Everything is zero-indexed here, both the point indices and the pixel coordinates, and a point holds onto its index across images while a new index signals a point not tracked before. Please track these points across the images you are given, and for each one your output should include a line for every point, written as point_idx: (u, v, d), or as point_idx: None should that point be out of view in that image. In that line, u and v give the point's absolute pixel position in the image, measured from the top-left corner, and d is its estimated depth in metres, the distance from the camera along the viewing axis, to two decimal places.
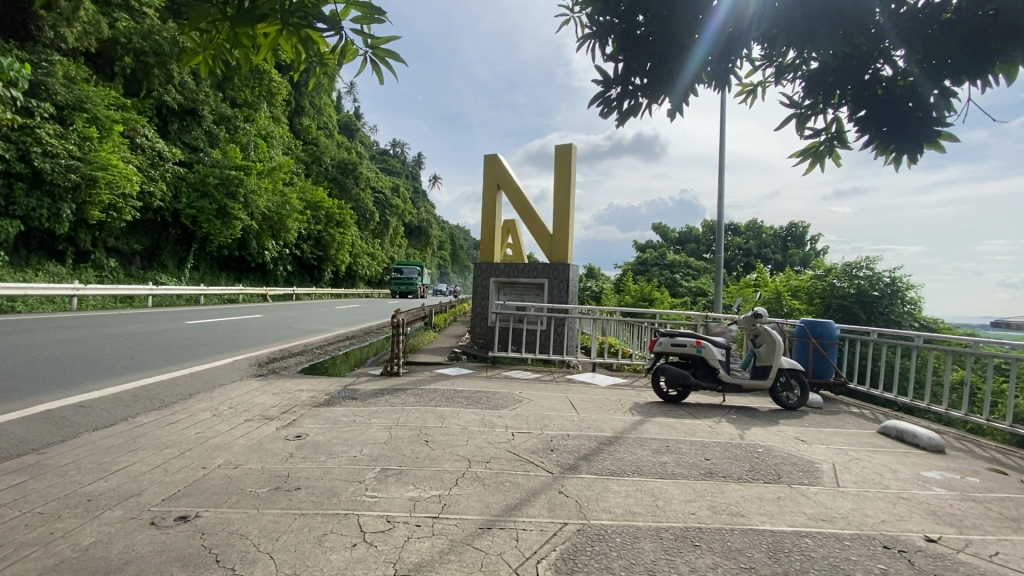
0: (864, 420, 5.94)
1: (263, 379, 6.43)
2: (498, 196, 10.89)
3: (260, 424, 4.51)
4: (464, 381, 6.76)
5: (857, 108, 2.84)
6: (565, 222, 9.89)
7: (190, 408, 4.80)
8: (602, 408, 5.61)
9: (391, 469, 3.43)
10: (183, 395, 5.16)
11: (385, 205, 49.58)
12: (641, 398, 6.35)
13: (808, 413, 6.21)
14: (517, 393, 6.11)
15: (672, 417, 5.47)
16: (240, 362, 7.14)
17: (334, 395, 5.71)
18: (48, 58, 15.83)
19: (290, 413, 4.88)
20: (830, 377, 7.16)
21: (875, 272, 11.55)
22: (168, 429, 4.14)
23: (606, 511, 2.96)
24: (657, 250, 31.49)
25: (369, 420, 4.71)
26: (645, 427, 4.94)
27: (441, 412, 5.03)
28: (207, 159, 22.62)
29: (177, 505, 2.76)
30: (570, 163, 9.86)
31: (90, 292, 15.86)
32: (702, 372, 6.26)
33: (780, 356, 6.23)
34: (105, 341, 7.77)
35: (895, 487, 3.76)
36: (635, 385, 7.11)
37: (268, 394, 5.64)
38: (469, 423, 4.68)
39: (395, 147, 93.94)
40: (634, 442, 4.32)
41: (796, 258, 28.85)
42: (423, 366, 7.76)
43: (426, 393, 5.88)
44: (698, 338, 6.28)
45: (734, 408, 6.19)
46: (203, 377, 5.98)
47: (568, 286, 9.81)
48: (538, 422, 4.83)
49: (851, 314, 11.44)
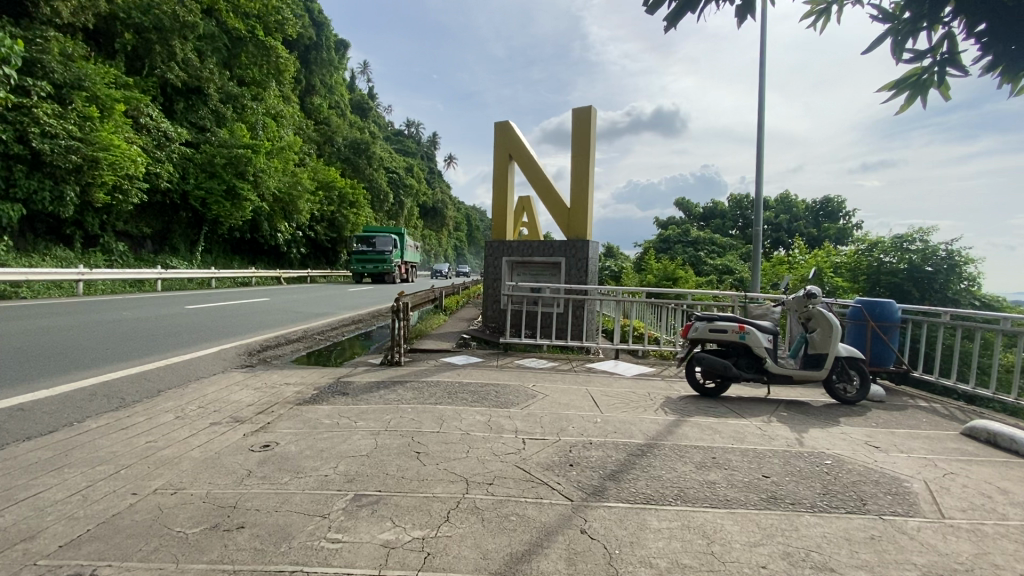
0: (942, 419, 5.00)
1: (248, 371, 5.81)
2: (511, 167, 9.99)
3: (227, 429, 3.86)
4: (471, 372, 6.02)
5: (973, 23, 2.02)
6: (584, 193, 8.98)
7: (152, 410, 4.20)
8: (629, 405, 4.82)
9: (367, 496, 2.70)
10: (150, 393, 4.59)
11: (400, 185, 48.66)
12: (674, 392, 5.53)
13: (871, 409, 5.31)
14: (530, 387, 5.36)
15: (713, 416, 4.65)
16: (227, 352, 6.54)
17: (322, 391, 5.03)
18: (41, 34, 15.42)
19: (265, 414, 4.21)
20: (890, 365, 6.22)
21: (930, 244, 10.32)
22: (115, 438, 3.53)
23: (644, 564, 2.19)
24: (680, 226, 30.20)
25: (354, 423, 4.00)
26: (682, 430, 4.14)
27: (440, 413, 4.30)
28: (214, 139, 22.08)
29: (71, 558, 2.10)
30: (589, 127, 8.89)
31: (97, 276, 15.62)
32: (746, 361, 5.39)
33: (837, 343, 5.33)
34: (88, 329, 7.24)
35: (1018, 518, 2.89)
36: (664, 376, 6.29)
37: (248, 390, 5.00)
38: (471, 427, 3.94)
39: (410, 127, 92.45)
40: (671, 453, 3.53)
41: (830, 233, 27.35)
42: (428, 354, 7.04)
43: (426, 387, 5.15)
44: (740, 323, 5.42)
45: (782, 403, 5.33)
46: (178, 371, 5.39)
47: (587, 265, 8.97)
48: (555, 424, 4.07)
49: (901, 291, 10.32)
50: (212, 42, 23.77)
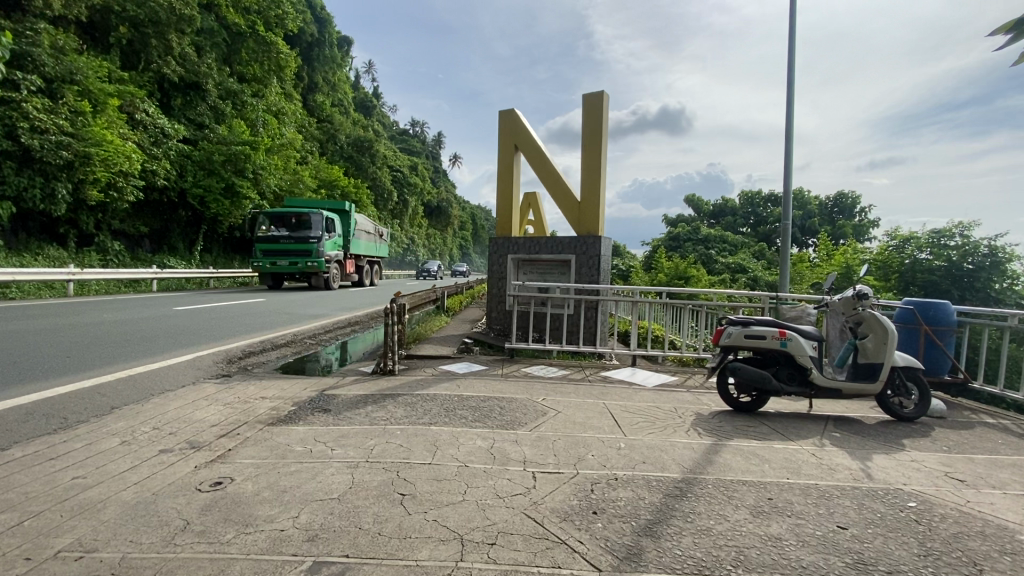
0: (1021, 441, 4.28)
1: (223, 382, 5.18)
2: (517, 158, 9.32)
3: (178, 458, 3.22)
4: (473, 382, 5.35)
5: None
6: (595, 186, 8.32)
7: (97, 432, 3.58)
8: (655, 424, 4.14)
9: (331, 564, 2.05)
10: (101, 410, 3.98)
11: (404, 183, 48.12)
12: (704, 407, 4.84)
13: (935, 428, 4.59)
14: (539, 401, 4.68)
15: (756, 439, 3.96)
16: (204, 360, 5.92)
17: (301, 407, 4.39)
18: (31, 27, 14.97)
19: (229, 439, 3.57)
20: (945, 373, 5.49)
21: (972, 239, 9.53)
22: (37, 471, 2.91)
23: None
24: (690, 224, 29.45)
25: (331, 449, 3.36)
26: (724, 459, 3.45)
27: (434, 437, 3.63)
28: (213, 135, 21.52)
29: None
30: (601, 114, 8.20)
31: (88, 276, 15.06)
32: (787, 372, 4.69)
33: (892, 351, 4.61)
34: (58, 333, 6.67)
35: None
36: (690, 387, 5.60)
37: (216, 406, 4.37)
38: (471, 455, 3.27)
39: (414, 127, 91.76)
40: (717, 493, 2.85)
41: (844, 230, 26.61)
42: (426, 361, 6.38)
43: (421, 403, 4.50)
44: (781, 327, 4.72)
45: (831, 421, 4.63)
46: (141, 383, 4.76)
47: (600, 263, 8.29)
48: (571, 452, 3.41)
49: (938, 290, 9.56)
50: (211, 37, 23.25)
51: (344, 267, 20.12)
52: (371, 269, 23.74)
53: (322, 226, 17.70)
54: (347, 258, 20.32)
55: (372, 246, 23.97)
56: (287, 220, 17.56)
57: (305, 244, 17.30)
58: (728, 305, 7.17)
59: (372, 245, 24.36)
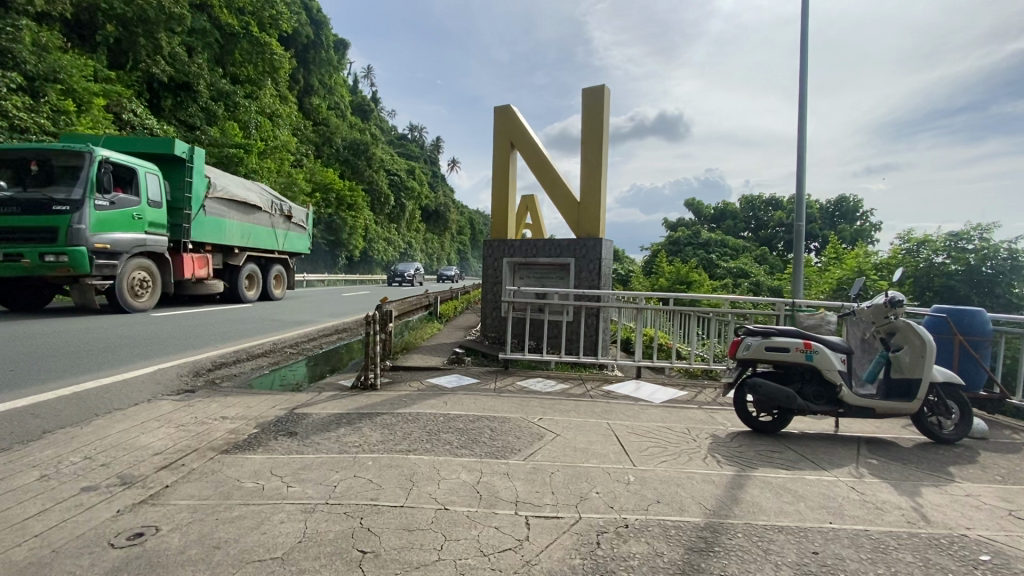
0: None
1: (184, 399, 4.66)
2: (512, 156, 8.86)
3: (103, 500, 2.70)
4: (461, 399, 4.83)
5: None
6: (595, 185, 7.84)
7: (17, 465, 3.07)
8: (668, 451, 3.63)
9: None
10: (30, 438, 3.46)
11: (401, 187, 47.69)
12: (719, 428, 4.34)
13: (980, 451, 4.09)
14: (534, 422, 4.16)
15: (784, 467, 3.45)
16: (167, 373, 5.38)
17: (265, 430, 3.87)
18: (14, 23, 14.51)
19: (171, 472, 3.05)
20: (980, 388, 5.00)
21: (991, 242, 9.05)
22: None
23: None
24: (690, 228, 29.01)
25: (288, 486, 2.84)
26: (750, 495, 2.95)
27: (411, 470, 3.09)
28: (203, 137, 20.98)
29: None
30: (602, 109, 7.74)
31: None
32: (813, 388, 4.19)
33: (931, 365, 4.12)
34: (12, 344, 6.12)
35: None
36: (702, 403, 5.09)
37: (168, 428, 3.85)
38: (454, 495, 2.75)
39: (412, 131, 91.04)
40: (749, 547, 2.34)
41: (847, 235, 26.21)
42: (412, 374, 5.85)
43: (402, 424, 3.98)
44: (805, 338, 4.22)
45: (862, 443, 4.12)
46: (86, 402, 4.23)
47: (601, 267, 7.80)
48: (572, 488, 2.90)
49: (957, 296, 9.08)
50: (203, 38, 22.78)
51: (177, 267, 11.01)
52: (248, 268, 13.53)
53: (87, 182, 8.75)
54: (182, 253, 11.10)
55: (259, 232, 14.08)
56: (20, 168, 8.71)
57: (41, 216, 8.38)
58: (740, 311, 6.59)
59: (265, 232, 14.40)
